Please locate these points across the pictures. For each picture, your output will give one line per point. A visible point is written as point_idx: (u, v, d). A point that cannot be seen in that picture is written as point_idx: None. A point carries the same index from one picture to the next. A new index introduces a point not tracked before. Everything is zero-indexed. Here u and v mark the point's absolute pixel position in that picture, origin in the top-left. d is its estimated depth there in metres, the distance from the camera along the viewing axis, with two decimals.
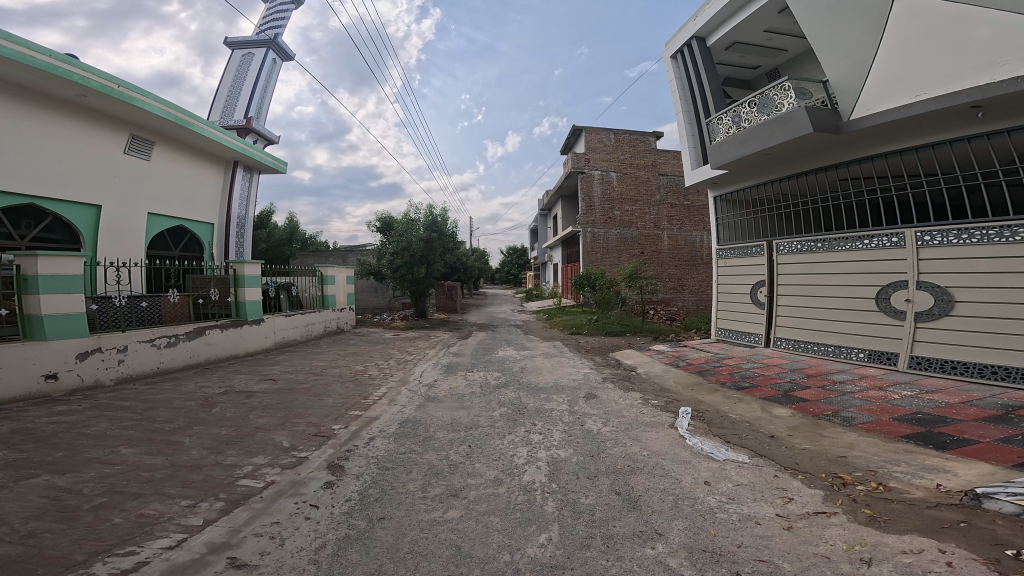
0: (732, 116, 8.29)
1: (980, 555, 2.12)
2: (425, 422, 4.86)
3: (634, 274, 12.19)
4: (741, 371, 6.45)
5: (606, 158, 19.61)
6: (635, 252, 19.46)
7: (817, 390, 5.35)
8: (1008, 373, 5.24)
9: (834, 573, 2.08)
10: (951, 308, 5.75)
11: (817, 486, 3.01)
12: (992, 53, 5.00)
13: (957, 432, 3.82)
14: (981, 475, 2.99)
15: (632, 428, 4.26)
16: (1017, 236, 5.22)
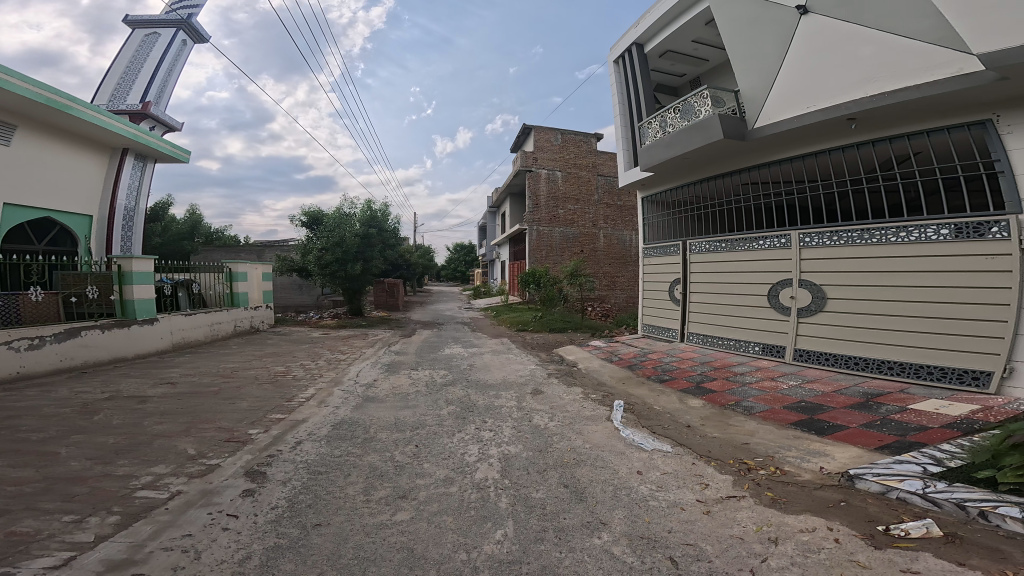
0: (660, 121, 8.81)
1: (859, 532, 2.51)
2: (363, 423, 4.71)
3: (575, 272, 12.77)
4: (662, 365, 6.96)
5: (553, 158, 20.05)
6: (577, 251, 20.16)
7: (723, 381, 5.95)
8: (865, 364, 6.14)
9: (747, 553, 2.34)
10: (824, 304, 6.64)
11: (728, 472, 3.37)
12: (870, 71, 5.70)
13: (831, 418, 4.45)
14: (851, 457, 3.53)
15: (576, 422, 4.46)
16: (871, 238, 6.10)
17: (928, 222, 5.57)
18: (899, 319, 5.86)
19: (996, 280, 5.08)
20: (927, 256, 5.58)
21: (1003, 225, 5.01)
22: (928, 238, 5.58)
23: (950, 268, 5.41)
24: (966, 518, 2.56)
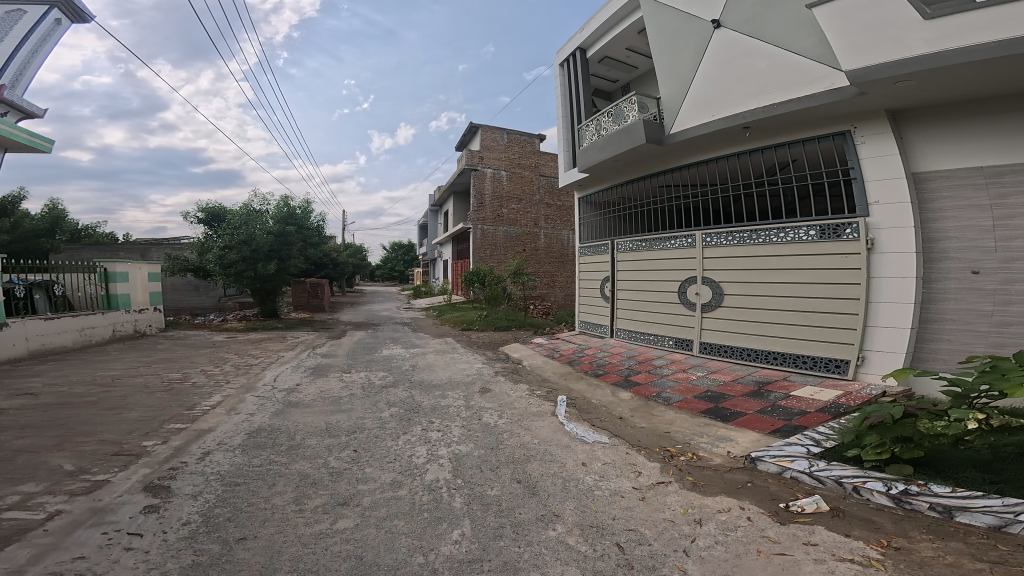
0: (596, 124, 9.02)
1: (765, 509, 2.83)
2: (286, 429, 4.40)
3: (519, 270, 12.94)
4: (596, 361, 7.21)
5: (498, 158, 20.15)
6: (520, 250, 20.41)
7: (646, 373, 6.30)
8: (758, 355, 6.49)
9: (678, 534, 2.54)
10: (722, 300, 6.96)
11: (655, 459, 3.62)
12: (764, 84, 6.04)
13: (732, 406, 4.91)
14: (752, 440, 3.95)
15: (525, 419, 4.52)
16: (757, 238, 6.50)
17: (799, 224, 6.03)
18: (781, 313, 6.26)
19: (850, 276, 5.59)
20: (800, 255, 6.04)
21: (856, 227, 5.52)
22: (799, 238, 6.05)
23: (815, 265, 5.91)
24: (844, 493, 2.98)
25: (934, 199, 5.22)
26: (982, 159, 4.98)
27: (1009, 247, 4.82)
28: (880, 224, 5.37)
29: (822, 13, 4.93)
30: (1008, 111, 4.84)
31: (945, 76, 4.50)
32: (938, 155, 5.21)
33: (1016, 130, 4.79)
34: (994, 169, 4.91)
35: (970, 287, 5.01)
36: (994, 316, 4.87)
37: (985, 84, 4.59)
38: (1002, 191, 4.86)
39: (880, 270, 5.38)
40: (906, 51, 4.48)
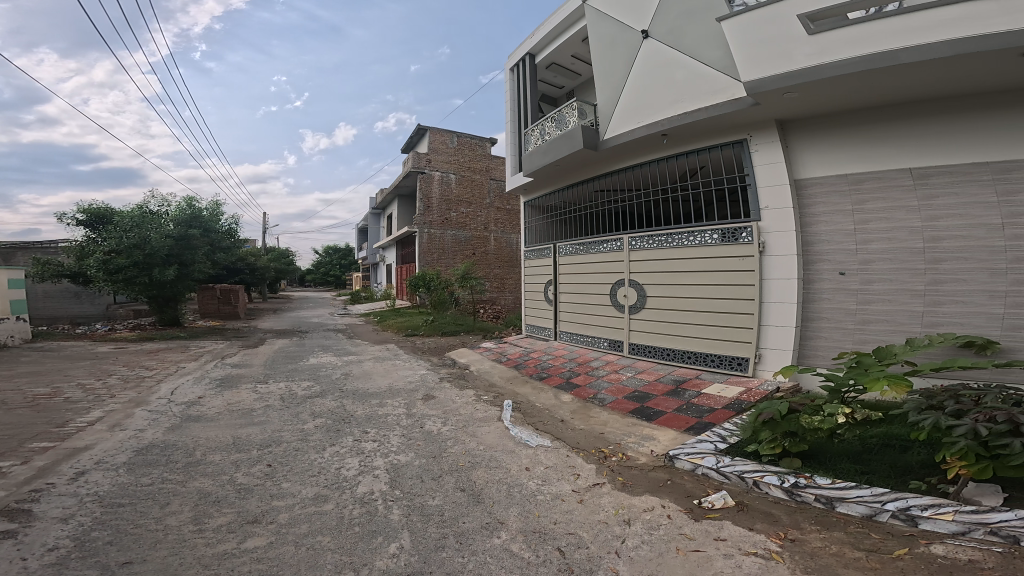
0: (540, 130, 8.73)
1: (683, 507, 2.98)
2: (184, 446, 3.86)
3: (466, 274, 12.75)
4: (540, 363, 7.02)
5: (446, 161, 19.83)
6: (468, 254, 20.12)
7: (585, 374, 6.25)
8: (681, 355, 6.38)
9: (612, 536, 2.56)
10: (645, 301, 6.86)
11: (591, 461, 3.61)
12: (680, 93, 5.91)
13: (654, 404, 4.97)
14: (671, 438, 4.08)
15: (470, 424, 4.36)
16: (668, 242, 6.56)
17: (704, 228, 6.10)
18: (699, 314, 6.19)
19: (746, 278, 5.69)
20: (705, 259, 6.10)
21: (750, 231, 5.64)
22: (704, 242, 6.11)
23: (716, 268, 5.99)
24: (747, 487, 3.23)
25: (811, 204, 5.38)
26: (848, 167, 5.18)
27: (867, 249, 5.03)
28: (771, 229, 5.50)
29: (729, 27, 4.96)
30: (871, 123, 5.05)
31: (823, 90, 4.65)
32: (813, 163, 5.40)
33: (879, 141, 5.00)
34: (856, 176, 5.13)
35: (837, 287, 5.19)
36: (857, 314, 5.05)
37: (849, 97, 4.78)
38: (863, 198, 5.07)
39: (774, 272, 5.47)
40: (792, 64, 4.57)
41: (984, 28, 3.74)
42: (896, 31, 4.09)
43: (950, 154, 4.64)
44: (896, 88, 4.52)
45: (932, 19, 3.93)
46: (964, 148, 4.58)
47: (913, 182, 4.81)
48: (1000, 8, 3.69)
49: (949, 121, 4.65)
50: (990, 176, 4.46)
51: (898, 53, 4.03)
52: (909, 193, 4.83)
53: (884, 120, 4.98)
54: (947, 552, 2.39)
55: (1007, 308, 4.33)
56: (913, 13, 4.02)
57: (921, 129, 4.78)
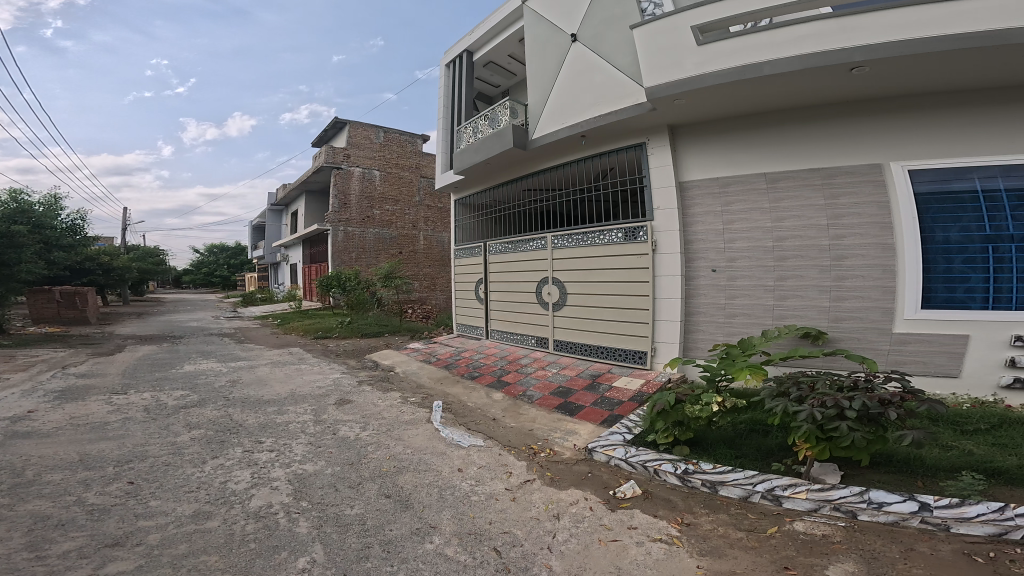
0: (473, 128, 8.48)
1: (602, 497, 2.94)
2: (7, 466, 3.05)
3: (390, 274, 12.09)
4: (471, 362, 6.48)
5: (371, 157, 18.82)
6: (394, 253, 19.19)
7: (517, 372, 5.81)
8: (599, 351, 6.00)
9: (546, 532, 2.48)
10: (566, 299, 6.41)
11: (522, 457, 3.44)
12: (599, 94, 5.44)
13: (577, 400, 4.67)
14: (592, 431, 3.94)
15: (394, 428, 3.96)
16: (573, 241, 6.28)
17: (608, 227, 5.84)
18: (611, 310, 5.87)
19: (640, 276, 5.56)
20: (607, 258, 5.89)
21: (645, 230, 5.47)
22: (609, 241, 5.84)
23: (621, 266, 5.73)
24: (649, 476, 3.23)
25: (688, 204, 5.36)
26: (718, 170, 5.19)
27: (732, 249, 5.09)
28: (662, 228, 5.37)
29: (639, 35, 4.69)
30: (739, 126, 5.07)
31: (706, 98, 4.61)
32: (688, 162, 5.36)
33: (748, 147, 5.02)
34: (724, 178, 5.16)
35: (709, 285, 5.21)
36: (726, 308, 5.11)
37: (724, 103, 4.74)
38: (729, 199, 5.13)
39: (665, 270, 5.33)
40: (680, 72, 4.46)
41: (826, 44, 3.84)
42: (762, 44, 4.10)
43: (797, 158, 4.79)
44: (762, 98, 4.56)
45: (788, 33, 3.98)
46: (810, 155, 4.74)
47: (766, 185, 4.94)
48: (840, 26, 3.80)
49: (803, 130, 4.77)
50: (822, 177, 4.69)
51: (761, 65, 4.08)
52: (762, 195, 4.96)
53: (752, 125, 5.01)
54: (807, 528, 2.68)
55: (832, 300, 4.59)
56: (779, 27, 4.02)
57: (780, 135, 4.87)
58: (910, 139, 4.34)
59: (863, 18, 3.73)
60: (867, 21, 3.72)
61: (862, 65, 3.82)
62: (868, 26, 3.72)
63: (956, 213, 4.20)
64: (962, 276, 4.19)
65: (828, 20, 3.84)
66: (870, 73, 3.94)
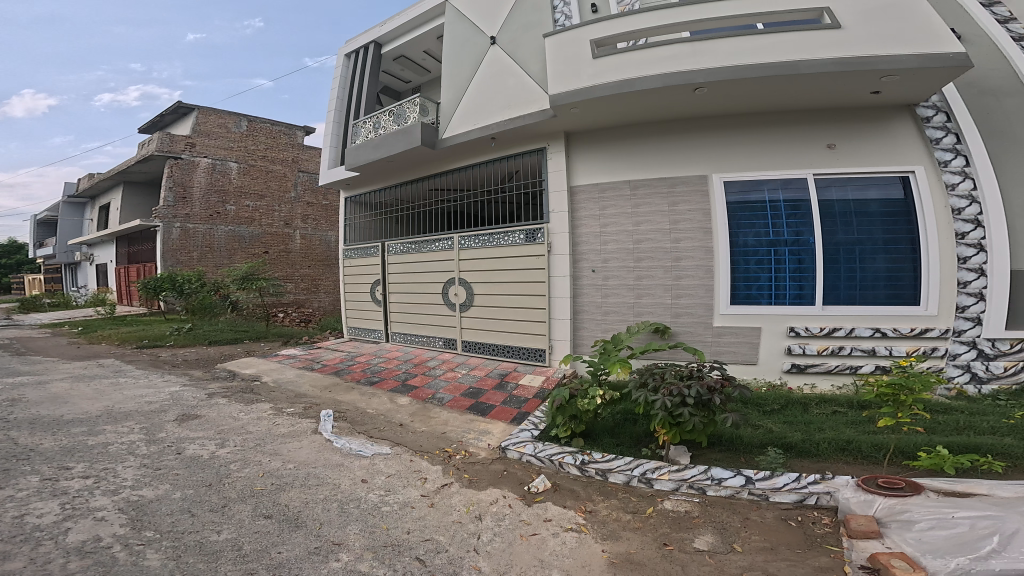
0: (375, 123, 7.88)
1: (520, 494, 2.83)
2: None
3: (248, 275, 9.91)
4: (371, 366, 5.76)
5: (225, 147, 14.27)
6: (253, 253, 14.53)
7: (423, 374, 5.24)
8: (505, 350, 5.61)
9: (470, 535, 2.33)
10: (472, 299, 5.95)
11: (437, 461, 3.15)
12: (512, 96, 5.10)
13: (487, 399, 4.37)
14: (505, 429, 3.72)
15: (265, 443, 3.22)
16: (480, 241, 5.82)
17: (511, 228, 5.44)
18: (514, 308, 5.49)
19: (536, 276, 5.24)
20: (510, 260, 5.47)
21: (543, 232, 5.12)
22: (510, 242, 5.45)
23: (521, 268, 5.39)
24: (556, 469, 3.16)
25: (575, 207, 5.04)
26: (598, 176, 4.95)
27: (605, 249, 4.90)
28: (556, 229, 5.05)
29: (550, 44, 4.45)
30: (612, 132, 4.88)
31: (598, 112, 4.42)
32: (576, 163, 5.04)
33: (622, 156, 4.84)
34: (601, 185, 4.93)
35: (590, 286, 4.99)
36: (602, 306, 4.92)
37: (602, 114, 4.51)
38: (605, 204, 4.89)
39: (557, 269, 5.07)
40: (575, 83, 4.19)
41: (682, 66, 3.88)
42: (637, 62, 4.01)
43: (655, 168, 4.70)
44: (633, 112, 4.43)
45: (658, 53, 3.95)
46: (662, 165, 4.67)
47: (629, 191, 4.79)
48: (692, 49, 3.87)
49: (662, 141, 4.69)
50: (664, 185, 4.68)
51: (634, 81, 3.95)
52: (626, 200, 4.81)
53: (625, 132, 4.83)
54: (674, 505, 2.92)
55: (673, 298, 4.61)
56: (651, 47, 3.99)
57: (645, 145, 4.74)
58: (734, 156, 4.51)
59: (710, 44, 3.85)
60: (712, 48, 3.84)
61: (704, 86, 3.89)
62: (713, 53, 3.83)
63: (751, 220, 4.50)
64: (754, 276, 4.49)
65: (682, 43, 3.91)
66: (711, 95, 4.06)
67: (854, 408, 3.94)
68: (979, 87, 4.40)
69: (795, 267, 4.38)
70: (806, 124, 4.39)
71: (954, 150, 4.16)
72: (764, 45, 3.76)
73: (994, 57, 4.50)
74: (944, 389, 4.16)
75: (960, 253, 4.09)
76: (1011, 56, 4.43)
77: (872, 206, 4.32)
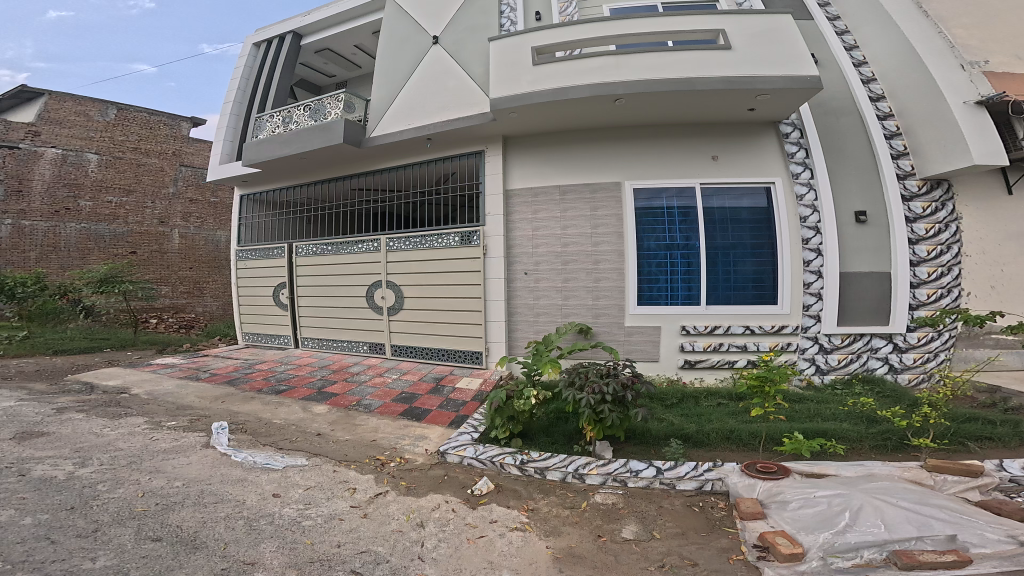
0: (283, 117, 6.96)
1: (463, 497, 2.73)
2: None
3: (107, 278, 8.01)
4: (275, 374, 5.09)
5: (83, 134, 11.04)
6: (118, 253, 11.07)
7: (344, 382, 4.82)
8: (436, 353, 5.48)
9: (410, 543, 2.22)
10: (402, 303, 5.73)
11: (368, 470, 2.92)
12: (451, 99, 5.08)
13: (423, 404, 4.15)
14: (443, 434, 3.54)
15: (141, 460, 2.68)
16: (411, 243, 5.62)
17: (446, 229, 5.31)
18: (447, 311, 5.38)
19: (471, 279, 5.17)
20: (445, 262, 5.33)
21: (479, 235, 5.07)
22: (445, 245, 5.33)
23: (455, 271, 5.29)
24: (498, 470, 3.09)
25: (511, 210, 5.03)
26: (533, 180, 4.95)
27: (536, 253, 4.93)
28: (491, 232, 5.02)
29: (495, 48, 4.44)
30: (547, 137, 4.90)
31: (538, 117, 4.46)
32: (514, 167, 5.02)
33: (557, 162, 4.86)
34: (536, 188, 4.93)
35: (524, 288, 4.99)
36: (535, 307, 4.95)
37: (539, 120, 4.55)
38: (538, 207, 4.92)
39: (492, 272, 5.02)
40: (515, 88, 4.19)
41: (607, 77, 3.98)
42: (571, 71, 4.08)
43: (583, 173, 4.76)
44: (564, 119, 4.48)
45: (588, 64, 4.05)
46: (587, 172, 4.75)
47: (558, 196, 4.83)
48: (617, 61, 4.00)
49: (585, 148, 4.78)
50: (588, 190, 4.75)
51: (567, 90, 4.01)
52: (555, 202, 4.85)
53: (558, 139, 4.87)
54: (603, 498, 2.94)
55: (593, 299, 4.70)
56: (582, 58, 4.09)
57: (571, 153, 4.81)
58: (644, 166, 4.64)
59: (630, 58, 4.00)
60: (632, 61, 3.98)
61: (623, 97, 4.01)
62: (631, 66, 3.96)
63: (654, 225, 4.64)
64: (652, 277, 4.64)
65: (607, 55, 4.03)
66: (630, 106, 4.19)
67: (732, 400, 4.17)
68: (826, 105, 4.72)
69: (686, 270, 4.59)
70: (696, 136, 4.61)
71: (805, 165, 4.51)
72: (671, 60, 3.94)
73: (837, 79, 4.84)
74: (799, 379, 4.50)
75: (805, 258, 4.42)
76: (849, 80, 4.78)
77: (742, 213, 4.58)
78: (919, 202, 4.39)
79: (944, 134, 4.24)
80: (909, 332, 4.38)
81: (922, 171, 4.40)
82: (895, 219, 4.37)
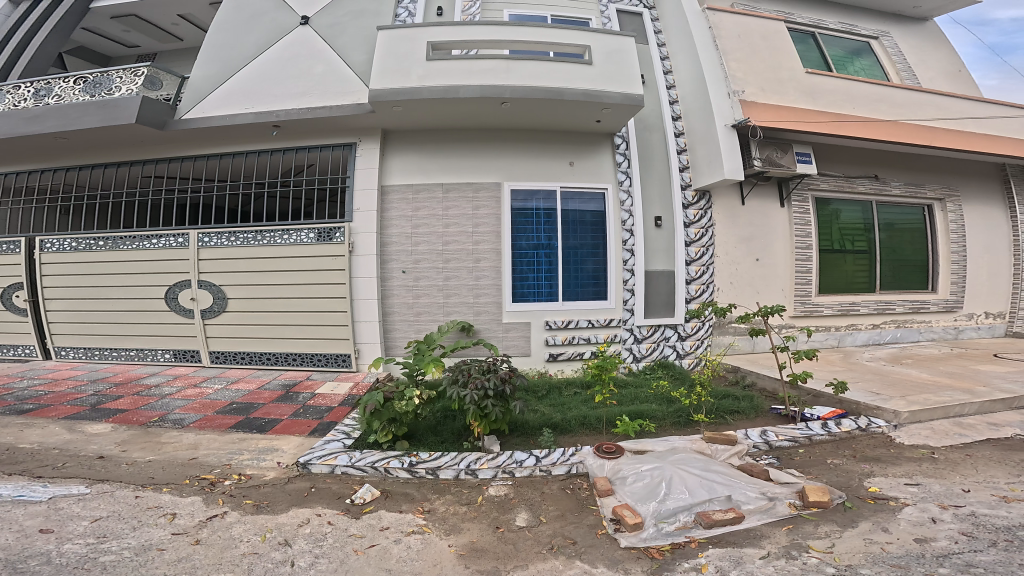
0: (36, 88, 5.00)
1: (339, 509, 2.35)
2: None
3: None
4: (11, 393, 3.86)
5: None
6: None
7: (134, 397, 3.80)
8: (280, 358, 4.88)
9: (266, 565, 1.85)
10: (226, 305, 4.87)
11: (191, 491, 2.36)
12: (310, 86, 4.73)
13: (265, 414, 3.48)
14: (300, 445, 3.00)
15: None
16: (240, 240, 4.83)
17: (298, 225, 4.77)
18: (293, 312, 4.82)
19: (333, 278, 4.75)
20: (294, 259, 4.78)
21: (343, 231, 4.72)
22: (296, 241, 4.77)
23: (311, 272, 4.78)
24: (383, 476, 2.75)
25: (385, 207, 4.86)
26: (413, 177, 4.90)
27: (415, 250, 4.83)
28: (360, 229, 4.75)
29: (385, 37, 4.47)
30: (428, 131, 4.95)
31: (425, 110, 4.49)
32: (390, 162, 4.90)
33: (441, 162, 4.93)
34: (417, 184, 4.89)
35: (400, 287, 4.81)
36: (413, 306, 4.81)
37: (420, 116, 4.63)
38: (418, 206, 4.87)
39: (361, 270, 4.72)
40: (403, 81, 4.27)
41: (497, 79, 4.36)
42: (463, 70, 4.35)
43: (463, 174, 4.93)
44: (447, 115, 4.63)
45: (480, 65, 4.39)
46: (465, 171, 4.93)
47: (441, 194, 4.87)
48: (506, 66, 4.42)
49: (460, 149, 4.96)
50: (469, 189, 4.91)
51: (458, 88, 4.25)
52: (438, 199, 4.88)
53: (439, 139, 4.96)
54: (496, 491, 2.83)
55: (474, 296, 4.87)
56: (475, 59, 4.40)
57: (447, 152, 4.94)
58: (519, 167, 5.03)
59: (518, 65, 4.44)
60: (519, 68, 4.43)
61: (509, 100, 4.40)
62: (517, 72, 4.40)
63: (525, 224, 5.04)
64: (522, 274, 5.00)
65: (497, 60, 4.42)
66: (514, 109, 4.60)
67: (583, 388, 4.63)
68: (644, 122, 5.72)
69: (547, 269, 5.07)
70: (555, 143, 5.18)
71: (627, 173, 5.30)
72: (552, 69, 4.49)
73: (654, 101, 5.83)
74: (622, 367, 5.30)
75: (623, 257, 5.24)
76: (661, 102, 5.80)
77: (587, 216, 5.23)
78: (692, 210, 5.62)
79: (712, 154, 5.41)
80: (686, 323, 5.53)
81: (697, 182, 5.62)
82: (676, 224, 5.49)
